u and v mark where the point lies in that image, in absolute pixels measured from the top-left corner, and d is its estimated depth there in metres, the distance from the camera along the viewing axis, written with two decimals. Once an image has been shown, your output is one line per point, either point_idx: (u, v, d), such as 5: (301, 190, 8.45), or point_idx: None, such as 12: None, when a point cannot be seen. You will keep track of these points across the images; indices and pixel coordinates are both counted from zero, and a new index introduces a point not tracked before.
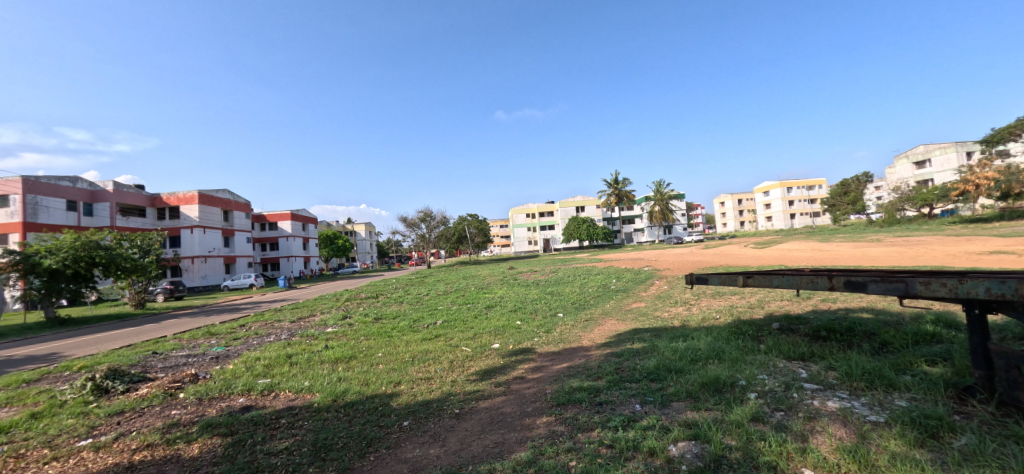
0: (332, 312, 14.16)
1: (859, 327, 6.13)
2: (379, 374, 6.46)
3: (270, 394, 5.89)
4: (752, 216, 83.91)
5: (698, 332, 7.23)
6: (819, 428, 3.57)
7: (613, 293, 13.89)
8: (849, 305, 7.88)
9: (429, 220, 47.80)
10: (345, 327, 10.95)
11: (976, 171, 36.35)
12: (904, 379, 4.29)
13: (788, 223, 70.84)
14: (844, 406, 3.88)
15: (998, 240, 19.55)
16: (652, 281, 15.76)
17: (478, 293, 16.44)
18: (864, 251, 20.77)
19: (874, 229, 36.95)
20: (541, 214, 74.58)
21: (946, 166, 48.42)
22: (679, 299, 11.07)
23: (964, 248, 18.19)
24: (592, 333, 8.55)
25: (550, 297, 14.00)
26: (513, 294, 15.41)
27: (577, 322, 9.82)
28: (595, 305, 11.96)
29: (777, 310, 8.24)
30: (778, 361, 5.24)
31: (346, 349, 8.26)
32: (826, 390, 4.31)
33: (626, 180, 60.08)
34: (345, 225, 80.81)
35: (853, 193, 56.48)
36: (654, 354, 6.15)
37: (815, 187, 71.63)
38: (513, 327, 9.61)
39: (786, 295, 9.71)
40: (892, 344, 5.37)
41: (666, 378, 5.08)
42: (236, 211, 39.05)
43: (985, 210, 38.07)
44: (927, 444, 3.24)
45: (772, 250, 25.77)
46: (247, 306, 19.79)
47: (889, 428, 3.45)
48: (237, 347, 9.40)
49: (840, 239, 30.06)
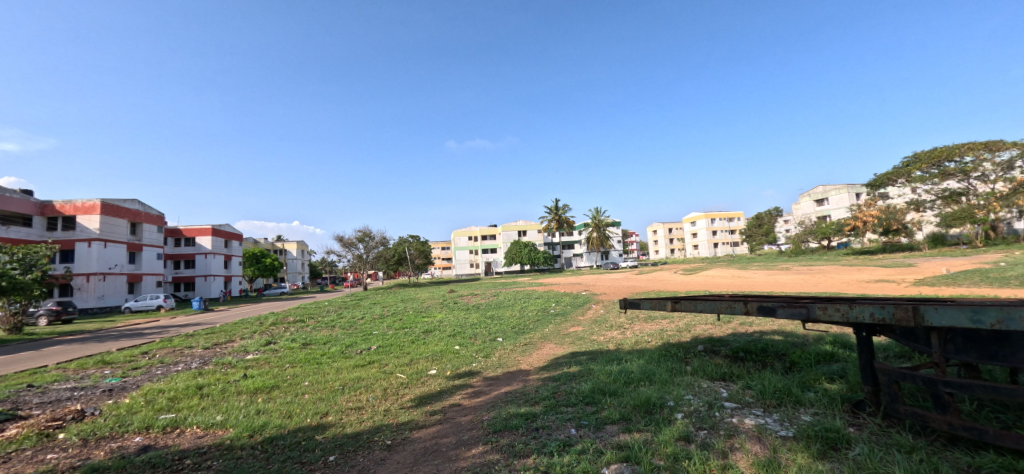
0: (254, 338, 12.95)
1: (771, 348, 6.71)
2: (304, 405, 6.01)
3: (174, 431, 5.27)
4: (680, 244, 89.53)
5: (630, 354, 7.49)
6: (737, 445, 3.81)
7: (552, 316, 14.06)
8: (763, 328, 8.61)
9: (367, 240, 46.05)
10: (268, 355, 10.08)
11: (864, 209, 41.80)
12: (808, 396, 4.70)
13: (712, 251, 76.92)
14: (759, 423, 4.18)
15: (881, 270, 22.53)
16: (590, 305, 16.17)
17: (416, 317, 15.96)
18: (776, 278, 22.94)
19: (785, 259, 41.06)
20: (483, 237, 74.84)
21: (841, 205, 55.27)
22: (614, 323, 11.47)
23: (855, 276, 20.70)
24: (530, 358, 8.55)
25: (490, 320, 13.89)
26: (452, 318, 15.09)
27: (516, 347, 9.76)
28: (534, 329, 12.03)
29: (702, 333, 8.75)
30: (703, 381, 5.57)
31: (268, 379, 7.61)
32: (743, 408, 4.63)
33: (566, 206, 62.10)
34: (275, 243, 75.83)
35: (766, 225, 62.64)
36: (590, 377, 6.29)
37: (735, 218, 78.40)
38: (451, 352, 9.38)
39: (710, 319, 10.37)
40: (799, 363, 5.92)
41: (600, 401, 5.19)
42: (146, 224, 35.42)
43: (871, 243, 43.69)
44: (828, 455, 3.55)
45: (699, 276, 27.70)
46: (151, 332, 17.68)
47: (796, 442, 3.77)
48: (137, 378, 8.36)
49: (756, 266, 33.03)
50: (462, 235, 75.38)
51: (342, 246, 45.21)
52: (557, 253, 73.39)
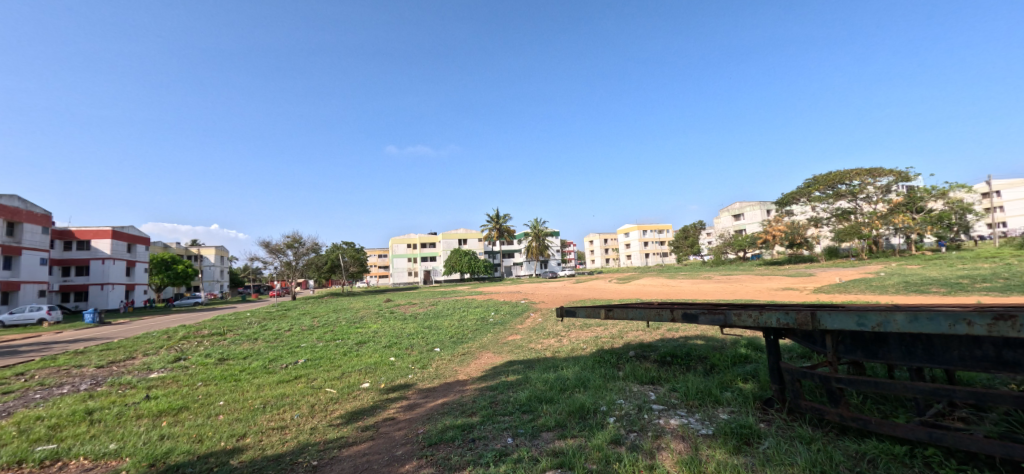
0: (160, 353, 11.64)
1: (694, 351, 7.18)
2: (218, 428, 5.48)
3: (53, 465, 4.56)
4: (615, 254, 93.59)
5: (566, 362, 7.67)
6: (663, 445, 4.02)
7: (491, 325, 14.05)
8: (688, 333, 9.20)
9: (297, 246, 43.36)
10: (177, 372, 9.09)
11: (773, 224, 46.21)
12: (726, 395, 5.08)
13: (644, 261, 81.13)
14: (683, 423, 4.44)
15: (787, 279, 25.03)
16: (529, 314, 16.37)
17: (349, 327, 15.22)
18: (700, 286, 24.69)
19: (707, 269, 44.36)
20: (423, 245, 73.37)
21: (754, 220, 60.75)
22: (552, 330, 11.69)
23: (766, 285, 22.81)
24: (468, 368, 8.46)
25: (428, 330, 13.59)
26: (388, 328, 14.58)
27: (454, 357, 9.62)
28: (473, 338, 11.94)
29: (633, 339, 9.18)
30: (633, 386, 5.82)
31: (176, 399, 6.86)
32: (669, 409, 4.90)
33: (507, 215, 62.64)
34: (190, 248, 69.06)
35: (692, 238, 67.26)
36: (527, 385, 6.35)
37: (664, 230, 83.38)
38: (386, 364, 9.05)
39: (640, 325, 10.91)
40: (718, 365, 6.39)
41: (537, 409, 5.26)
42: (28, 224, 30.82)
43: (779, 255, 48.44)
44: (742, 450, 3.85)
45: (631, 285, 29.08)
46: (29, 349, 15.29)
47: (715, 439, 4.04)
48: (7, 404, 7.16)
49: (682, 276, 35.35)
50: (400, 242, 73.43)
51: (268, 253, 42.12)
52: (497, 262, 73.69)
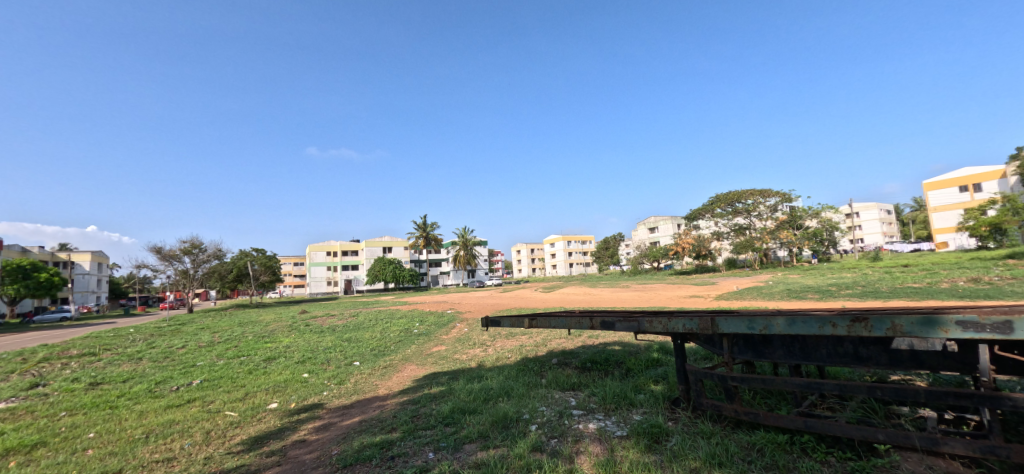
0: (10, 379, 9.75)
1: (612, 357, 7.57)
2: (85, 466, 4.69)
3: None
4: (541, 264, 95.98)
5: (491, 371, 7.67)
6: (581, 449, 4.15)
7: (416, 336, 13.67)
8: (606, 340, 9.68)
9: (196, 252, 38.95)
10: (33, 401, 7.67)
11: (683, 236, 50.47)
12: (639, 397, 5.40)
13: (568, 270, 84.08)
14: (600, 427, 4.63)
15: (694, 287, 27.39)
16: (455, 324, 16.16)
17: (257, 342, 13.93)
18: (619, 294, 26.14)
19: (626, 278, 47.09)
20: (344, 253, 69.64)
21: (667, 232, 65.83)
22: (477, 340, 11.65)
23: (676, 293, 24.73)
24: (389, 382, 8.13)
25: (347, 343, 12.87)
26: (302, 342, 13.57)
27: (374, 371, 9.19)
28: (395, 350, 11.51)
29: (556, 347, 9.43)
30: (555, 393, 5.97)
31: (30, 434, 5.77)
32: (588, 414, 5.09)
33: (434, 223, 61.60)
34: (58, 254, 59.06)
35: (612, 248, 71.12)
36: (450, 397, 6.24)
37: (587, 241, 87.23)
38: (298, 381, 8.41)
39: (563, 333, 11.26)
40: (633, 369, 6.79)
41: (460, 421, 5.18)
42: None
43: (687, 265, 52.86)
44: (652, 449, 4.10)
45: (556, 293, 30.02)
46: None
47: (628, 440, 4.27)
48: None
49: (603, 284, 37.17)
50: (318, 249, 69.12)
51: (159, 260, 37.28)
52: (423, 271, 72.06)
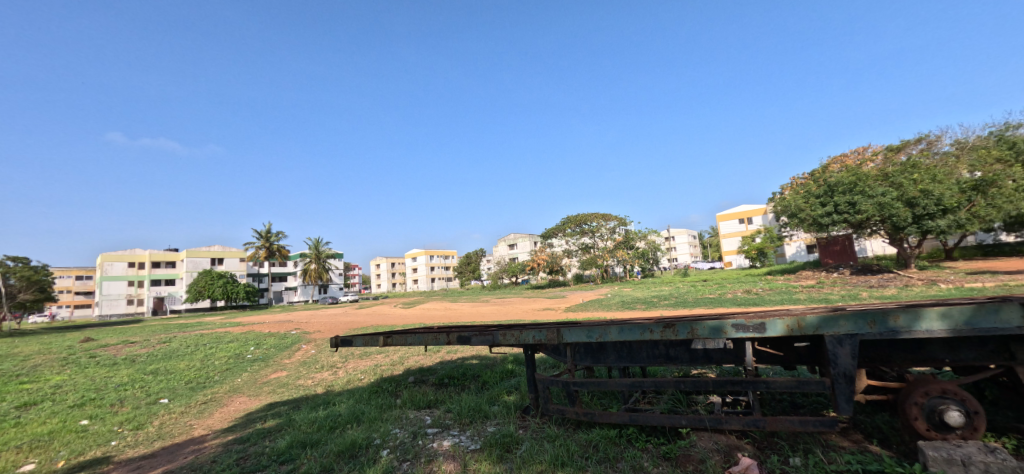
0: None
1: (469, 371, 7.67)
2: None
3: None
4: (402, 278, 92.80)
5: (339, 396, 7.06)
6: (434, 468, 4.09)
7: (249, 363, 11.86)
8: (464, 354, 9.79)
9: None
10: None
11: (539, 253, 54.34)
12: (493, 409, 5.57)
13: (430, 285, 82.90)
14: (453, 443, 4.63)
15: (547, 301, 29.61)
16: (299, 346, 14.51)
17: (5, 384, 10.38)
18: (478, 309, 26.76)
19: (486, 293, 48.45)
20: (155, 265, 57.20)
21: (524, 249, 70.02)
22: (326, 363, 10.65)
23: (531, 306, 26.38)
24: (209, 420, 6.86)
25: (153, 376, 10.51)
26: (83, 379, 10.60)
27: (189, 408, 7.66)
28: (221, 381, 9.80)
29: (413, 365, 9.18)
30: (410, 412, 5.79)
31: None
32: (442, 431, 5.04)
33: (280, 233, 54.85)
34: None
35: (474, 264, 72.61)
36: (288, 430, 5.54)
37: (450, 256, 87.54)
38: (72, 431, 6.52)
39: (421, 350, 11.01)
40: (488, 382, 6.98)
41: (299, 455, 4.64)
42: None
43: (542, 279, 56.92)
44: (503, 458, 4.25)
45: (416, 309, 29.33)
46: None
47: (481, 452, 4.36)
48: None
49: (464, 299, 37.59)
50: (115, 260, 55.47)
51: None
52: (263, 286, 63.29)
